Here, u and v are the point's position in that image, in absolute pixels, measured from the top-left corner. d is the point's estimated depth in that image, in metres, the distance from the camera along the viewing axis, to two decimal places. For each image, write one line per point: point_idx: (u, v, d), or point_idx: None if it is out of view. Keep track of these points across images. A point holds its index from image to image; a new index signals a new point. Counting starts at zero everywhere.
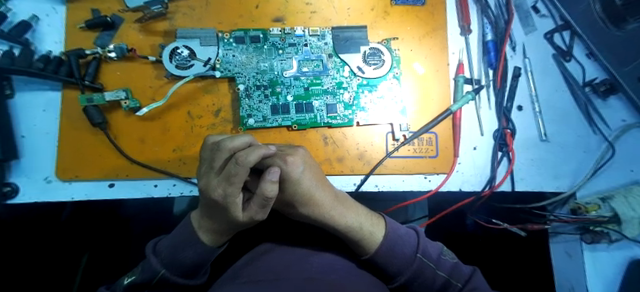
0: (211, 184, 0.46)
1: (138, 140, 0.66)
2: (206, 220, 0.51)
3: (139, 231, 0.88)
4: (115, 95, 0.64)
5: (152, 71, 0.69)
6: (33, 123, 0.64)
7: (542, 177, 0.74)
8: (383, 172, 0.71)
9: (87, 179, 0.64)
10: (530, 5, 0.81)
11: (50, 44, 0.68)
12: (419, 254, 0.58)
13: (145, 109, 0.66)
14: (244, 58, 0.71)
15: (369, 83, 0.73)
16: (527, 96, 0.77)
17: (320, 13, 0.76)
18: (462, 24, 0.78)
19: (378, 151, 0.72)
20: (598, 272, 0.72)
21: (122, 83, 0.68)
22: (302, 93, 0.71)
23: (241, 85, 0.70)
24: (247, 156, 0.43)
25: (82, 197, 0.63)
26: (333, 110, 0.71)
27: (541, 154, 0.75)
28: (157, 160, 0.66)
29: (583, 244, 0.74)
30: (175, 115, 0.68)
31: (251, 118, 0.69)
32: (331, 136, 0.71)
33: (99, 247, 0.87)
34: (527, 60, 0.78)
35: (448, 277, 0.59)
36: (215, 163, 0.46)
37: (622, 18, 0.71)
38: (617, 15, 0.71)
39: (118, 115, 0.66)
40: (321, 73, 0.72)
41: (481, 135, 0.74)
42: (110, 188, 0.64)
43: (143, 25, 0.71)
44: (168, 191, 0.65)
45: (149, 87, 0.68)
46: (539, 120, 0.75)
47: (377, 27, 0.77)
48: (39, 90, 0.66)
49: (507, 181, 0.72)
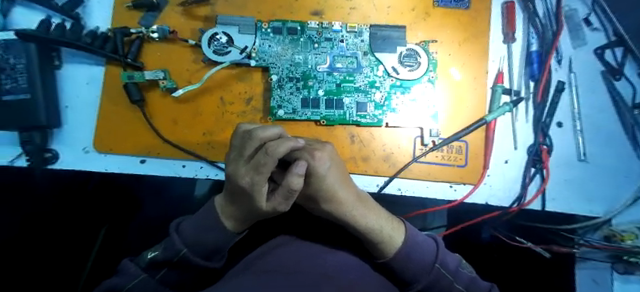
0: (239, 171, 0.47)
1: (171, 121, 0.68)
2: (230, 206, 0.52)
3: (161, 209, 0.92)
4: (154, 75, 0.67)
5: (189, 54, 0.70)
6: (76, 94, 0.68)
7: (576, 198, 0.70)
8: (408, 176, 0.70)
9: (121, 153, 0.66)
10: (582, 16, 0.77)
11: (97, 20, 0.71)
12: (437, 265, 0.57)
13: (181, 91, 0.67)
14: (280, 49, 0.71)
15: (402, 85, 0.72)
16: (568, 113, 0.73)
17: (359, 10, 0.75)
18: (506, 32, 0.75)
19: (404, 155, 0.71)
20: None
21: (162, 64, 0.70)
22: (334, 89, 0.70)
23: (274, 75, 0.70)
24: (277, 147, 0.43)
25: (114, 170, 0.66)
26: (363, 109, 0.70)
27: (577, 175, 0.71)
28: (187, 142, 0.67)
29: (614, 273, 0.72)
30: (208, 100, 0.69)
31: (281, 110, 0.69)
32: (358, 135, 0.71)
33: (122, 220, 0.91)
34: (573, 75, 0.74)
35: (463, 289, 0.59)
36: (245, 151, 0.47)
37: None
38: None
39: (155, 95, 0.68)
40: (354, 70, 0.71)
41: (514, 149, 0.71)
42: (142, 164, 0.66)
43: (186, 9, 0.73)
44: (195, 173, 0.67)
45: (186, 70, 0.70)
46: (579, 139, 0.72)
47: (416, 28, 0.75)
48: (83, 63, 0.69)
49: (538, 200, 0.69)
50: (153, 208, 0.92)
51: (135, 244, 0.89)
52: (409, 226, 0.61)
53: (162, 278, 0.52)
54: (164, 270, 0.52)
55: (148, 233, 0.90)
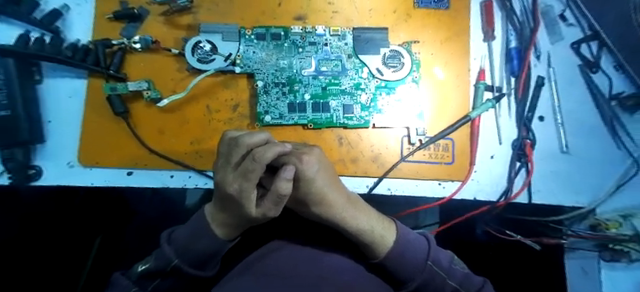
0: (228, 178, 0.47)
1: (157, 131, 0.67)
2: (220, 213, 0.52)
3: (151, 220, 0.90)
4: (138, 85, 0.66)
5: (173, 63, 0.70)
6: (59, 109, 0.67)
7: (561, 190, 0.72)
8: (397, 176, 0.70)
9: (107, 166, 0.65)
10: (557, 13, 0.79)
11: (78, 32, 0.70)
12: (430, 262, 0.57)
13: (166, 100, 0.67)
14: (264, 55, 0.71)
15: (387, 85, 0.73)
16: (549, 107, 0.75)
17: (342, 13, 0.76)
18: (486, 30, 0.77)
19: (393, 155, 0.71)
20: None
21: (146, 74, 0.69)
22: (320, 93, 0.71)
23: (260, 81, 0.70)
24: (264, 153, 0.43)
25: (101, 183, 0.65)
26: (350, 111, 0.71)
27: (561, 167, 0.73)
28: (174, 151, 0.67)
29: (601, 261, 0.73)
30: (194, 108, 0.69)
31: (268, 115, 0.69)
32: (346, 137, 0.71)
33: (113, 232, 0.90)
34: (552, 70, 0.76)
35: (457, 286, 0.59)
36: (232, 158, 0.47)
37: None
38: None
39: (140, 105, 0.68)
40: (339, 73, 0.72)
41: (499, 144, 0.73)
42: (129, 176, 0.66)
43: (168, 18, 0.72)
44: (184, 182, 0.66)
45: (170, 79, 0.70)
46: (561, 132, 0.73)
47: (398, 30, 0.76)
48: (66, 76, 0.68)
49: (525, 193, 0.70)
50: (142, 220, 0.90)
51: (128, 256, 0.89)
52: (400, 226, 0.61)
53: (154, 287, 0.52)
54: (156, 281, 0.51)
55: (141, 243, 0.89)
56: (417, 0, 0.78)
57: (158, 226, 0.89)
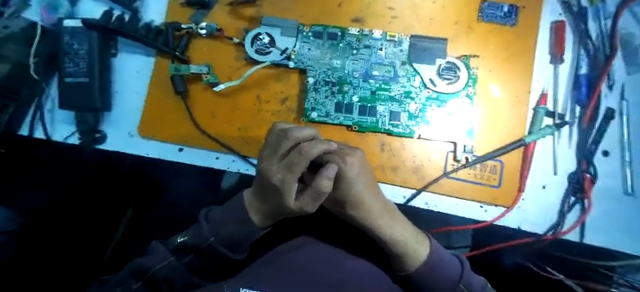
0: (272, 168, 0.48)
1: (209, 114, 0.70)
2: (259, 200, 0.53)
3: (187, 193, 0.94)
4: (199, 69, 0.70)
5: (233, 51, 0.73)
6: (128, 81, 0.72)
7: (619, 234, 0.65)
8: (437, 191, 0.68)
9: (161, 140, 0.70)
10: (638, 42, 0.73)
11: (153, 14, 0.75)
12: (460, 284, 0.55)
13: (222, 86, 0.70)
14: (318, 53, 0.72)
15: (438, 98, 0.71)
16: (616, 142, 0.69)
17: (401, 19, 0.75)
18: (554, 53, 0.72)
19: (435, 169, 0.69)
20: None
21: (206, 59, 0.73)
22: (368, 96, 0.71)
23: (311, 78, 0.71)
24: (311, 149, 0.45)
25: (154, 155, 0.69)
26: (396, 118, 0.70)
27: (623, 209, 0.66)
28: (222, 135, 0.70)
29: None
30: (245, 97, 0.71)
31: (315, 112, 0.70)
32: (389, 144, 0.70)
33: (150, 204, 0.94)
34: (624, 103, 0.70)
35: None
36: (279, 148, 0.48)
37: None
38: None
39: (197, 87, 0.71)
40: (391, 79, 0.71)
41: (554, 174, 0.68)
42: (180, 152, 0.70)
43: (233, 9, 0.76)
44: (229, 165, 0.69)
45: (228, 66, 0.73)
46: (627, 171, 0.67)
47: (458, 42, 0.74)
48: (138, 53, 0.73)
49: (576, 231, 0.65)
50: (180, 193, 0.95)
51: (166, 226, 0.92)
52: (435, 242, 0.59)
53: (189, 262, 0.53)
54: (189, 256, 0.53)
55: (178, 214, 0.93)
56: (482, 14, 0.74)
57: (195, 198, 0.94)
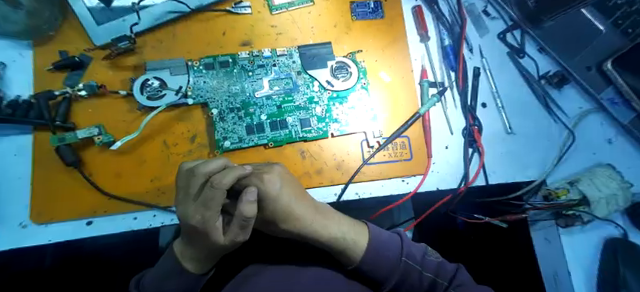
0: (189, 210, 0.47)
1: (115, 175, 0.66)
2: (187, 247, 0.51)
3: (122, 252, 0.91)
4: (88, 132, 0.65)
5: (124, 104, 0.70)
6: (6, 168, 0.65)
7: (513, 167, 0.77)
8: (362, 179, 0.73)
9: (63, 220, 0.63)
10: (480, 9, 0.87)
11: (17, 88, 0.70)
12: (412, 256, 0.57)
13: (119, 142, 0.66)
14: (215, 83, 0.73)
15: (339, 95, 0.76)
16: (488, 94, 0.81)
17: (286, 34, 0.79)
18: (421, 32, 0.83)
19: (355, 160, 0.74)
20: (583, 259, 0.75)
21: (95, 119, 0.69)
22: (275, 111, 0.73)
23: (214, 109, 0.71)
24: (222, 178, 0.45)
25: (60, 239, 0.63)
26: (307, 124, 0.73)
27: (509, 146, 0.78)
28: (136, 193, 0.66)
29: (559, 228, 0.77)
30: (149, 146, 0.69)
31: (227, 140, 0.70)
32: (308, 150, 0.73)
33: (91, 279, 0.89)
34: (485, 60, 0.83)
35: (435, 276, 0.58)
36: (190, 189, 0.48)
37: (537, 19, 0.81)
38: (534, 17, 0.82)
39: (92, 152, 0.67)
40: (292, 90, 0.74)
41: (451, 134, 0.78)
42: (88, 226, 0.64)
43: (112, 61, 0.73)
44: (149, 222, 0.65)
45: (122, 121, 0.70)
46: (503, 115, 0.80)
47: (341, 42, 0.80)
48: (11, 135, 0.67)
49: (480, 175, 0.75)
50: (115, 255, 0.91)
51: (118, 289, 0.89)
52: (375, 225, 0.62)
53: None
54: None
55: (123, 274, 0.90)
56: (354, 14, 0.82)
57: (132, 254, 0.91)
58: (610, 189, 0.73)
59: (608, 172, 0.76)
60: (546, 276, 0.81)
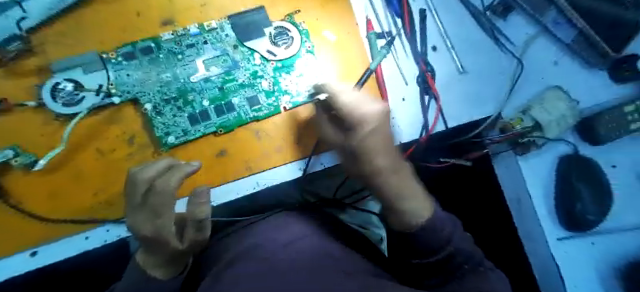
0: (140, 219, 0.43)
1: (50, 197, 0.59)
2: (150, 257, 0.47)
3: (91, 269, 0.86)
4: (0, 156, 0.57)
5: (38, 116, 0.61)
6: None
7: (469, 105, 0.77)
8: (324, 147, 0.70)
9: (1, 258, 0.56)
10: None
11: None
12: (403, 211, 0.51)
13: (42, 161, 0.58)
14: (141, 74, 0.64)
15: (284, 64, 0.70)
16: (437, 35, 0.79)
17: (211, 4, 0.70)
18: None
19: (313, 130, 0.70)
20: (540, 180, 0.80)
21: (6, 140, 0.60)
22: (218, 94, 0.66)
23: (148, 104, 0.63)
24: (168, 181, 0.42)
25: (2, 277, 0.56)
26: (255, 102, 0.67)
27: (464, 86, 0.78)
28: (80, 211, 0.59)
29: (517, 157, 0.80)
30: (83, 157, 0.61)
31: (171, 136, 0.63)
32: (262, 129, 0.68)
33: None
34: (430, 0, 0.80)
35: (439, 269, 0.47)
36: (134, 197, 0.43)
37: None
38: None
39: (14, 176, 0.59)
40: (231, 67, 0.67)
41: (406, 84, 0.75)
42: (33, 257, 0.57)
43: (9, 68, 0.62)
44: (104, 239, 0.59)
45: (40, 135, 0.60)
46: (454, 55, 0.78)
47: (276, 5, 0.73)
48: None
49: (440, 120, 0.75)
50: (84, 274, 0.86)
51: None
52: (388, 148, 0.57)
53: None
54: None
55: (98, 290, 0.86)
56: None
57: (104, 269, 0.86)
58: (560, 111, 0.76)
59: (557, 93, 0.78)
60: (511, 200, 0.86)
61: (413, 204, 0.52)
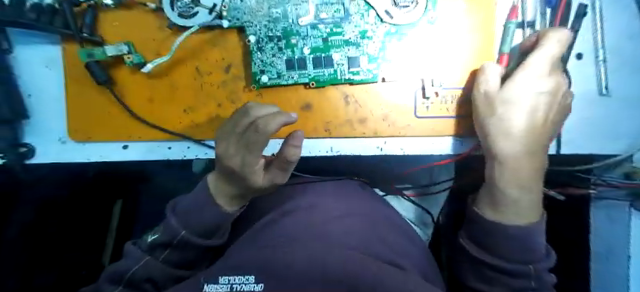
0: (231, 153, 0.45)
1: (147, 100, 0.63)
2: (223, 184, 0.49)
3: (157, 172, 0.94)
4: (117, 49, 0.60)
5: (154, 20, 0.63)
6: (40, 81, 0.64)
7: (596, 136, 0.64)
8: (410, 134, 0.64)
9: (99, 142, 0.64)
10: None
11: None
12: (507, 200, 0.49)
13: (150, 65, 0.61)
14: (254, 3, 0.62)
15: (398, 31, 0.63)
16: (589, 42, 0.64)
17: None
18: None
19: (405, 111, 0.64)
20: None
21: (123, 35, 0.63)
22: (321, 45, 0.62)
23: (252, 36, 0.62)
24: (267, 123, 0.41)
25: (97, 158, 0.64)
26: (355, 64, 0.62)
27: (599, 113, 0.64)
28: (169, 122, 0.63)
29: (633, 211, 0.64)
30: (182, 71, 0.63)
31: (265, 75, 0.62)
32: (352, 95, 0.64)
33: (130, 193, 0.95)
34: None
35: (501, 276, 0.48)
36: (235, 126, 0.44)
37: None
38: None
39: (124, 72, 0.63)
40: (342, 19, 0.62)
41: None
42: (125, 150, 0.64)
43: None
44: (182, 154, 0.63)
45: (152, 40, 0.63)
46: (601, 71, 0.63)
47: None
48: (40, 44, 0.63)
49: (553, 143, 0.64)
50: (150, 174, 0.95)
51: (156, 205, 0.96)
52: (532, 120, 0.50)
53: (165, 257, 0.48)
54: (165, 252, 0.48)
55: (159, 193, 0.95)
56: None
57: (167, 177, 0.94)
58: None
59: None
60: (596, 255, 0.74)
61: (520, 197, 0.49)
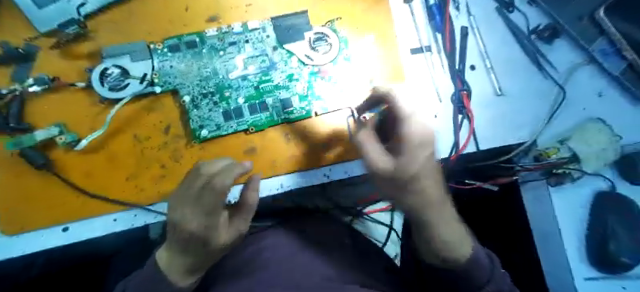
0: (194, 222, 0.43)
1: (86, 175, 0.62)
2: (179, 257, 0.48)
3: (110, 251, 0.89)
4: (47, 133, 0.61)
5: (85, 98, 0.65)
6: None
7: (504, 129, 0.75)
8: (351, 157, 0.70)
9: (34, 229, 0.60)
10: None
11: None
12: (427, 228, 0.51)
13: (85, 141, 0.62)
14: (184, 66, 0.67)
15: (320, 70, 0.71)
16: (477, 54, 0.77)
17: (256, 5, 0.72)
18: None
19: (341, 138, 0.70)
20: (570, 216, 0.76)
21: (52, 118, 0.64)
22: (253, 93, 0.68)
23: (187, 96, 0.66)
24: (224, 179, 0.42)
25: (34, 248, 0.60)
26: (288, 105, 0.68)
27: (500, 109, 0.76)
28: (113, 193, 0.62)
29: (550, 187, 0.76)
30: (121, 140, 0.64)
31: (204, 129, 0.65)
32: (292, 131, 0.69)
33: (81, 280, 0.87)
34: (473, 18, 0.78)
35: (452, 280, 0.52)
36: (187, 189, 0.43)
37: None
38: None
39: (57, 154, 0.62)
40: (268, 68, 0.69)
41: (439, 102, 0.74)
42: (65, 232, 0.61)
43: (63, 50, 0.66)
44: (130, 223, 0.62)
45: (86, 116, 0.64)
46: (492, 76, 0.76)
47: (319, 10, 0.73)
48: None
49: (471, 142, 0.73)
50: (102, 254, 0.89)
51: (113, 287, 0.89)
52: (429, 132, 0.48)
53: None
54: None
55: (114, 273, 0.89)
56: None
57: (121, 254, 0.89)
58: (599, 145, 0.73)
59: (599, 127, 0.75)
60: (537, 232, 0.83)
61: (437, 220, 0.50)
